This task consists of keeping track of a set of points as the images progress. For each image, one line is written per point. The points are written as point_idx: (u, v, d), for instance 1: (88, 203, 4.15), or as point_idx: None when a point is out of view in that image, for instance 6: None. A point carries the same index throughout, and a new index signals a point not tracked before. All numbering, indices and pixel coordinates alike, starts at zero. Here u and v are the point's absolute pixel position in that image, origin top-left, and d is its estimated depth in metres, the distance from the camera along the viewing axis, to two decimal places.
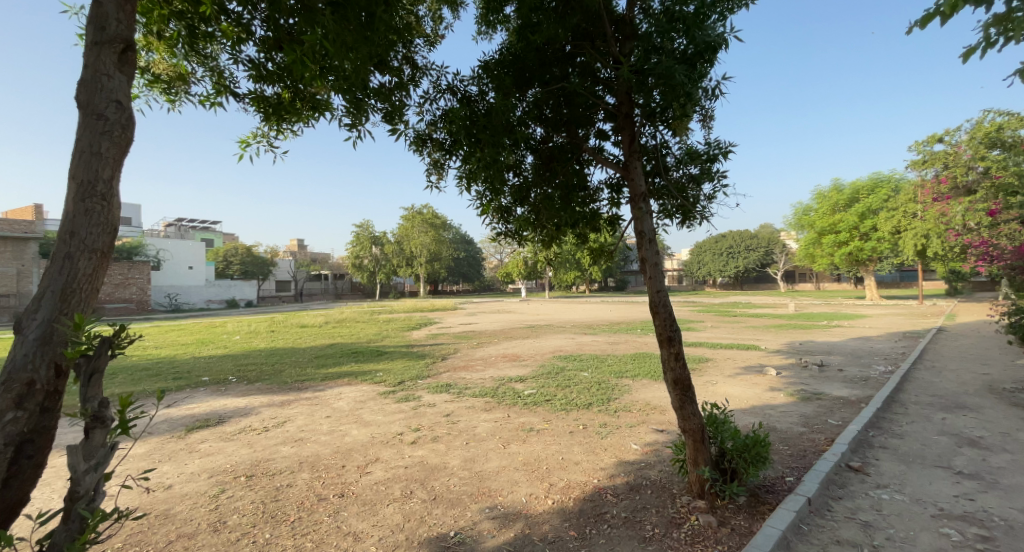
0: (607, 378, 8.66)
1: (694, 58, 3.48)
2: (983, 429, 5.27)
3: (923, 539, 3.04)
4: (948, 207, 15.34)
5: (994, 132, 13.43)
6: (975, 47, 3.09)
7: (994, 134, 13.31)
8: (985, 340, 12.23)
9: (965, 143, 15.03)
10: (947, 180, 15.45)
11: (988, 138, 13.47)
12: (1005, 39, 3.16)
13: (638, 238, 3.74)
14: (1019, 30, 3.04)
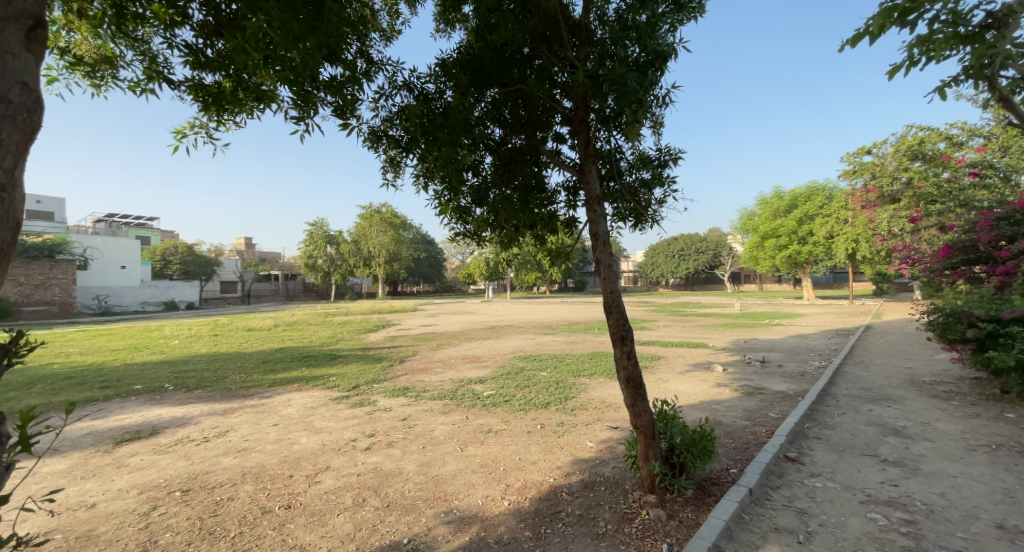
0: (565, 378, 8.78)
1: (646, 66, 3.59)
2: (904, 420, 5.76)
3: (852, 524, 3.27)
4: (875, 215, 16.66)
5: (917, 145, 14.66)
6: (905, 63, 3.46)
7: (916, 147, 14.53)
8: (907, 337, 13.38)
9: (891, 155, 16.33)
10: (874, 189, 16.77)
11: (911, 151, 14.68)
12: (927, 59, 3.56)
13: (593, 239, 3.81)
14: (937, 51, 3.45)
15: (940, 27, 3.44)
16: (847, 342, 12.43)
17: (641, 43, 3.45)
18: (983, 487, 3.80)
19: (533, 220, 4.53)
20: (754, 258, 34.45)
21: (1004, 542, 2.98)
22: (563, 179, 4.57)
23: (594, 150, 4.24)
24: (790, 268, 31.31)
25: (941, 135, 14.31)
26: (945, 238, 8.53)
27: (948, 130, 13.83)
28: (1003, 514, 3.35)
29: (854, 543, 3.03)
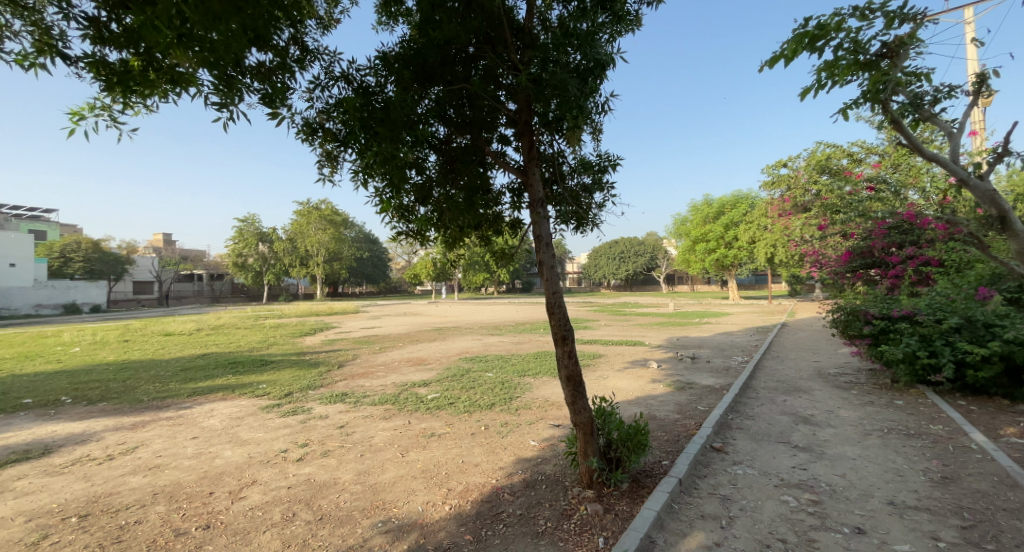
0: (509, 378, 8.82)
1: (586, 74, 3.66)
2: (813, 408, 6.36)
3: (768, 507, 3.55)
4: (790, 222, 18.27)
5: (824, 160, 16.26)
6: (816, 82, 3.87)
7: (824, 162, 16.11)
8: (816, 333, 14.81)
9: (803, 168, 17.98)
10: (790, 198, 18.37)
11: (819, 165, 16.26)
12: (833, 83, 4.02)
13: (536, 241, 3.85)
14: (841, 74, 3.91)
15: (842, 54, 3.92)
16: (767, 339, 13.52)
17: (581, 50, 3.53)
18: (876, 467, 4.28)
19: (478, 221, 4.50)
20: (686, 263, 36.40)
21: (892, 516, 3.36)
22: (508, 181, 4.59)
23: (538, 153, 4.29)
24: (718, 271, 33.57)
25: (845, 152, 15.96)
26: (847, 244, 9.52)
27: (850, 148, 15.46)
28: (891, 490, 3.78)
29: (769, 524, 3.29)
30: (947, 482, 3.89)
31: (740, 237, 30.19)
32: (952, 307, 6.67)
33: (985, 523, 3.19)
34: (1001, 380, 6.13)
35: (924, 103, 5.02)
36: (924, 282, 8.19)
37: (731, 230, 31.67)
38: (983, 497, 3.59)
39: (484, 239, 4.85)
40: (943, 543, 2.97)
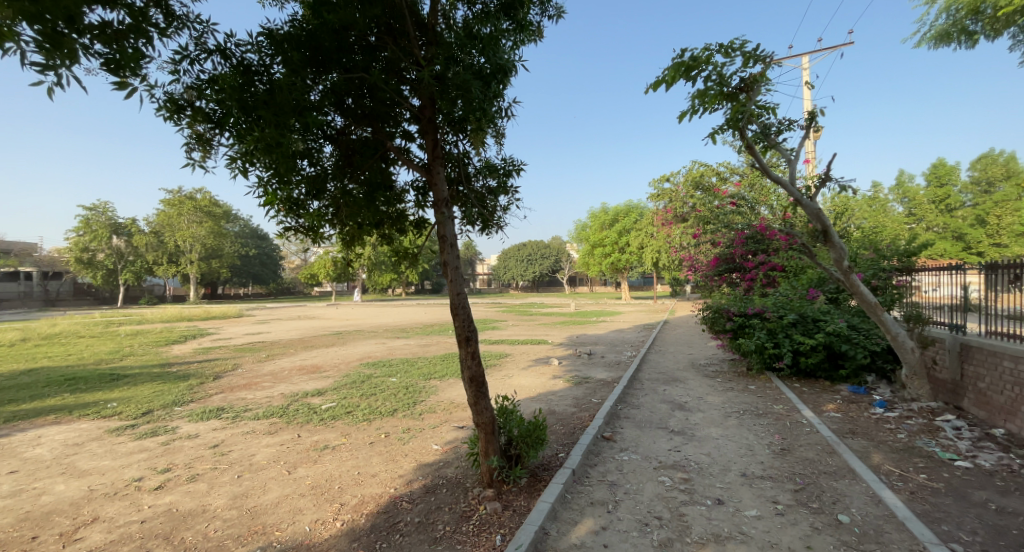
0: (413, 382, 8.58)
1: (490, 77, 3.66)
2: (688, 396, 7.15)
3: (648, 488, 3.90)
4: (672, 230, 20.33)
5: (698, 177, 18.38)
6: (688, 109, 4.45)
7: (698, 179, 18.22)
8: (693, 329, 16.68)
9: (682, 183, 20.14)
10: (672, 209, 20.42)
11: (695, 181, 18.35)
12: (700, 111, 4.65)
13: (440, 241, 3.79)
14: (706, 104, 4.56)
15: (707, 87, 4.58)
16: (653, 335, 14.88)
17: (485, 53, 3.56)
18: (734, 444, 4.94)
19: (379, 219, 4.29)
20: (585, 264, 38.64)
21: (744, 486, 3.91)
22: (411, 179, 4.46)
23: (441, 151, 4.24)
24: (613, 273, 36.20)
25: (715, 170, 18.17)
26: (715, 251, 10.84)
27: (719, 167, 17.65)
28: (745, 464, 4.40)
29: (649, 504, 3.61)
30: (785, 453, 4.62)
31: (632, 243, 32.89)
32: (791, 306, 7.97)
33: (810, 485, 3.86)
34: (824, 365, 7.47)
35: (772, 133, 5.94)
36: (770, 284, 9.63)
37: (624, 236, 34.34)
38: (811, 463, 4.34)
39: (386, 238, 4.65)
40: (781, 506, 3.53)
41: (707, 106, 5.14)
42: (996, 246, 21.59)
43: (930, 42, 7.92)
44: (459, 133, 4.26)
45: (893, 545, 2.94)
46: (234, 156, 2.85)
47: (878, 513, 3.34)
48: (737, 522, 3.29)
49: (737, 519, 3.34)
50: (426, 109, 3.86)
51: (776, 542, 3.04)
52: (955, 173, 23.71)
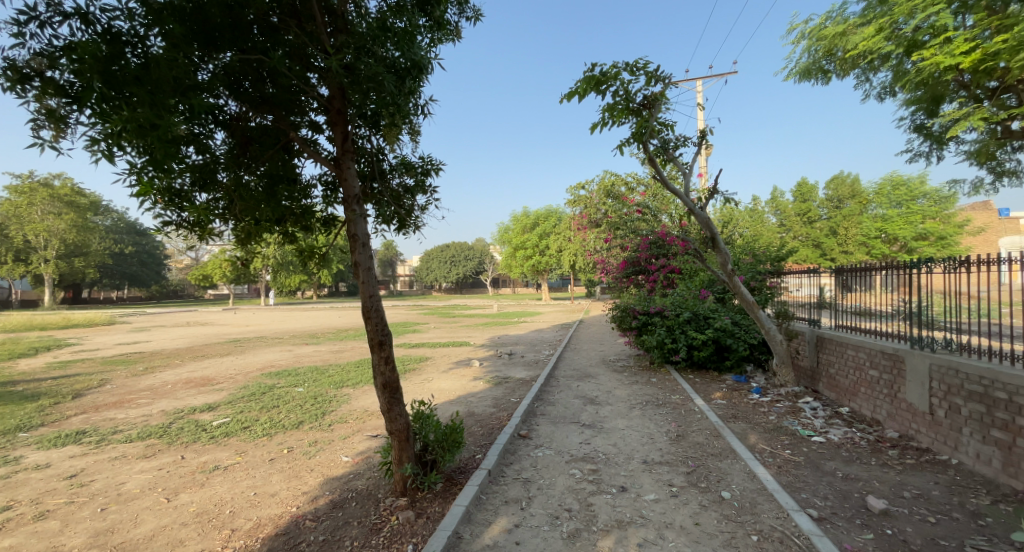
0: (323, 391, 8.03)
1: (404, 73, 3.53)
2: (598, 391, 7.53)
3: (559, 482, 4.04)
4: (587, 235, 21.32)
5: (610, 186, 19.49)
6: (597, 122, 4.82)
7: (610, 188, 19.32)
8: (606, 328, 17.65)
9: (595, 191, 21.24)
10: (587, 215, 21.43)
11: (606, 190, 19.44)
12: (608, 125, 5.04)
13: (351, 240, 3.58)
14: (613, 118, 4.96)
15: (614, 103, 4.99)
16: (569, 334, 15.48)
17: (399, 46, 3.44)
18: (637, 434, 5.31)
19: (281, 214, 3.96)
20: (508, 266, 39.19)
21: (645, 472, 4.21)
22: (319, 173, 4.19)
23: (353, 146, 4.03)
24: (533, 275, 37.13)
25: (625, 180, 19.42)
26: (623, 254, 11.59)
27: (628, 177, 18.90)
28: (646, 451, 4.74)
29: (560, 497, 3.74)
30: (680, 439, 5.06)
31: (550, 246, 33.97)
32: (686, 305, 8.77)
33: (700, 467, 4.27)
34: (714, 357, 8.32)
35: (670, 148, 6.50)
36: (670, 285, 10.51)
37: (544, 240, 35.38)
38: (701, 446, 4.80)
39: (290, 236, 4.31)
40: (675, 488, 3.85)
41: (615, 120, 5.62)
42: (846, 254, 25.71)
43: (795, 76, 9.21)
44: (373, 128, 4.09)
45: (764, 513, 3.36)
46: (97, 138, 2.44)
47: (753, 487, 3.79)
48: (638, 507, 3.53)
49: (638, 504, 3.59)
50: (336, 100, 3.64)
51: (671, 521, 3.31)
52: (815, 192, 27.77)
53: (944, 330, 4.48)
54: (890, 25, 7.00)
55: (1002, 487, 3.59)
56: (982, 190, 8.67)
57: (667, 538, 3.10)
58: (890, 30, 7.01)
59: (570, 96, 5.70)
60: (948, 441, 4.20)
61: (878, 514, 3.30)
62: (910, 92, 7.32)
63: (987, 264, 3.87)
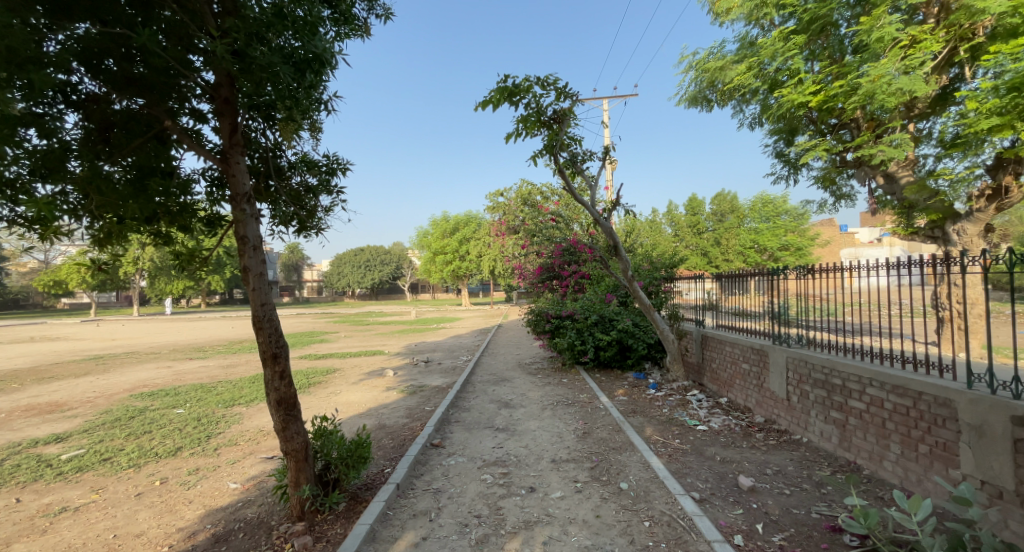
0: (209, 411, 7.15)
1: (304, 65, 3.29)
2: (513, 394, 7.64)
3: (470, 488, 4.02)
4: (506, 241, 21.51)
5: (527, 195, 20.00)
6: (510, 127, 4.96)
7: (527, 196, 19.82)
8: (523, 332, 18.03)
9: (513, 199, 21.63)
10: (506, 222, 21.61)
11: (524, 198, 19.92)
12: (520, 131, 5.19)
13: (239, 242, 3.25)
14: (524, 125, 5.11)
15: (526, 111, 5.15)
16: (486, 339, 15.53)
17: (298, 35, 3.17)
18: (547, 434, 5.47)
19: (152, 212, 3.48)
20: (427, 272, 38.26)
21: (553, 471, 4.35)
22: (203, 168, 3.75)
23: (244, 139, 3.68)
24: (452, 280, 36.76)
25: (541, 189, 19.95)
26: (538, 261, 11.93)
27: (544, 186, 19.44)
28: (555, 450, 4.90)
29: (469, 504, 3.72)
30: (586, 436, 5.31)
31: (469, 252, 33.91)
32: (594, 308, 9.19)
33: (602, 462, 4.52)
34: (618, 357, 8.91)
35: (578, 161, 6.86)
36: (580, 290, 11.00)
37: (464, 245, 35.15)
38: (604, 442, 5.08)
39: (164, 236, 3.80)
40: (579, 483, 4.03)
41: (528, 132, 5.83)
42: (728, 263, 28.46)
43: (686, 103, 10.21)
44: (268, 120, 3.75)
45: (656, 500, 3.64)
46: None
47: (647, 477, 4.10)
48: (545, 506, 3.64)
49: (544, 503, 3.69)
50: (223, 88, 3.29)
51: (574, 517, 3.46)
52: (703, 206, 30.57)
53: (799, 328, 5.24)
54: (758, 64, 8.09)
55: (839, 458, 4.27)
56: (826, 209, 10.30)
57: (570, 533, 3.22)
58: (758, 69, 8.09)
59: (484, 105, 5.79)
60: (800, 422, 4.91)
61: (747, 491, 3.76)
62: (774, 123, 8.51)
63: (829, 271, 4.59)
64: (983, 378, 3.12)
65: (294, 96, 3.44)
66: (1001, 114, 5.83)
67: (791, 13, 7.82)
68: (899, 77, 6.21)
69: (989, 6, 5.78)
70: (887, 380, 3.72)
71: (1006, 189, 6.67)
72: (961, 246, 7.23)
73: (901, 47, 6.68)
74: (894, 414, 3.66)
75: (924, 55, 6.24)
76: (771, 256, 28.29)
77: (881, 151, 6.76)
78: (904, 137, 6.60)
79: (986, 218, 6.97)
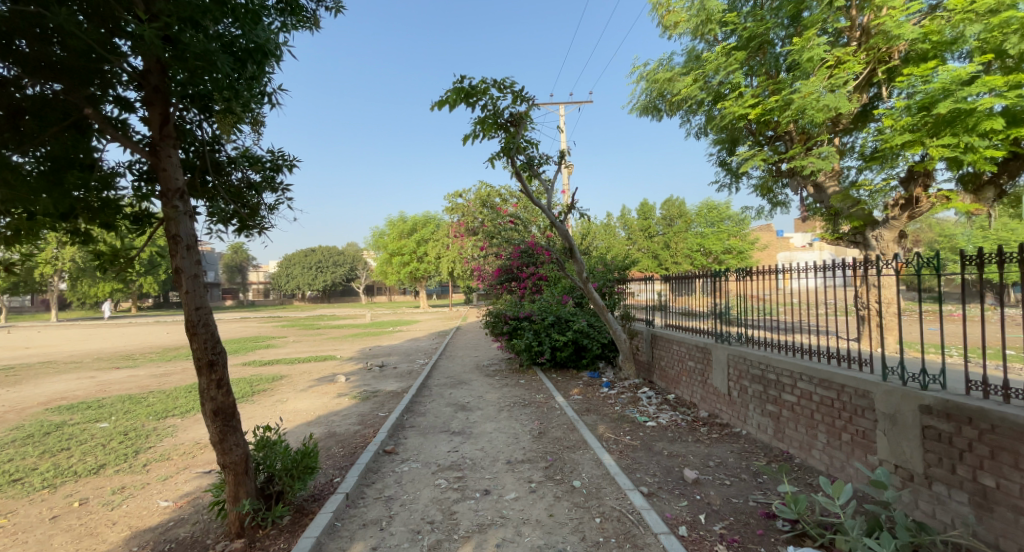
0: (139, 424, 6.60)
1: (244, 54, 3.10)
2: (469, 397, 7.58)
3: (424, 494, 3.94)
4: (465, 243, 21.30)
5: (485, 197, 19.96)
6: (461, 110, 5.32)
7: (485, 198, 19.79)
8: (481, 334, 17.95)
9: (471, 200, 21.51)
10: (464, 223, 21.39)
11: (482, 200, 19.86)
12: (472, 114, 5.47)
13: (170, 242, 3.02)
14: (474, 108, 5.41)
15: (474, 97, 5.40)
16: (444, 342, 15.35)
17: (239, 23, 2.98)
18: (503, 436, 5.47)
19: (70, 208, 3.16)
20: (383, 273, 37.37)
21: (508, 472, 4.35)
22: (129, 161, 3.46)
23: (177, 131, 3.42)
24: (409, 282, 36.06)
25: (499, 191, 19.96)
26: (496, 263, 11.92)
27: (502, 189, 19.44)
28: (510, 452, 4.90)
29: (422, 511, 3.65)
30: (541, 436, 5.36)
31: (427, 253, 33.40)
32: (551, 309, 9.26)
33: (557, 461, 4.57)
34: (574, 357, 9.07)
35: (535, 164, 6.92)
36: (537, 292, 11.06)
37: (421, 246, 34.57)
38: (559, 441, 5.15)
39: (83, 234, 3.45)
40: (534, 483, 4.05)
41: (485, 133, 5.82)
42: (677, 265, 29.64)
43: (637, 112, 10.51)
44: (204, 111, 3.52)
45: (607, 496, 3.72)
46: None
47: (599, 474, 4.19)
48: (499, 508, 3.63)
49: (498, 505, 3.68)
50: (152, 76, 3.05)
51: (528, 517, 3.47)
52: (654, 211, 31.67)
53: (739, 327, 5.55)
54: (703, 77, 8.51)
55: (774, 449, 4.55)
56: (763, 216, 10.98)
57: (524, 533, 3.23)
58: (703, 81, 8.51)
59: (440, 105, 5.73)
60: (740, 416, 5.19)
61: (692, 483, 3.92)
62: (718, 133, 8.98)
63: (766, 273, 4.87)
64: (897, 371, 3.41)
65: (233, 88, 3.25)
66: (912, 131, 6.44)
67: (733, 29, 8.29)
68: (827, 94, 6.71)
69: (902, 32, 6.37)
70: (815, 374, 4.00)
71: (916, 200, 7.38)
72: (879, 251, 7.93)
73: (828, 67, 7.25)
74: (821, 406, 3.94)
75: (848, 75, 6.80)
76: (717, 260, 29.84)
77: (811, 162, 7.29)
78: (831, 150, 7.15)
79: (899, 226, 7.68)
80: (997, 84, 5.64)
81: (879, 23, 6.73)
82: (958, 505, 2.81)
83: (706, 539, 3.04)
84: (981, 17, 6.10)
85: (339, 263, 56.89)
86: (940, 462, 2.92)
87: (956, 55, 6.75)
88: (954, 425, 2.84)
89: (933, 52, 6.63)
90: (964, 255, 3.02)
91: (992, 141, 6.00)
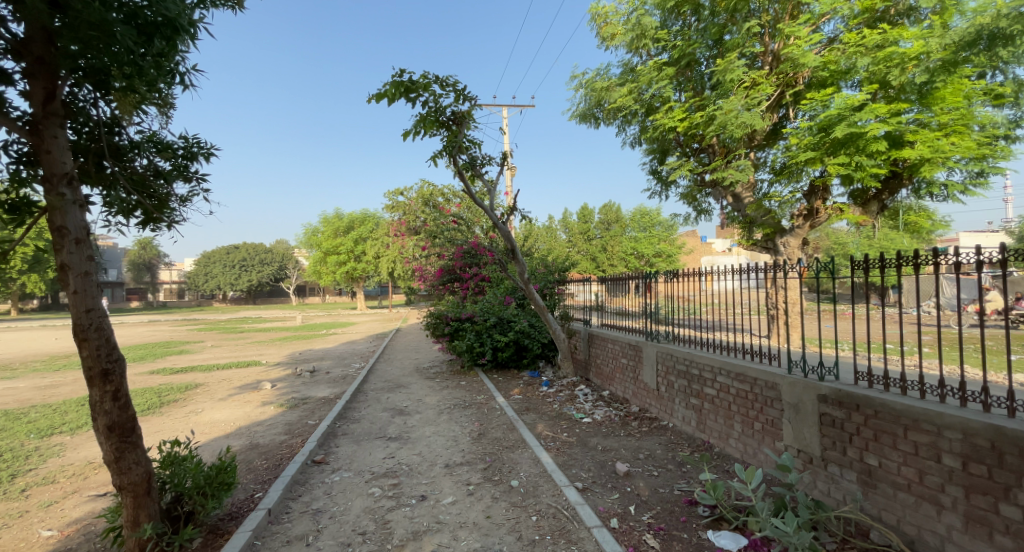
0: (17, 443, 5.73)
1: (150, 31, 2.72)
2: (407, 400, 7.38)
3: (355, 505, 3.76)
4: (405, 243, 20.69)
5: (428, 196, 19.52)
6: (399, 94, 5.41)
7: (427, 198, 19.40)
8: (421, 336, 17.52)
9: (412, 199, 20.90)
10: (405, 223, 20.71)
11: (423, 199, 19.44)
12: (410, 93, 5.51)
13: (54, 234, 2.64)
14: (411, 89, 5.44)
15: (406, 79, 5.42)
16: (382, 344, 14.87)
17: None
18: (442, 439, 5.38)
19: None
20: (315, 274, 35.42)
21: (445, 476, 4.28)
22: (4, 140, 2.96)
23: (66, 109, 2.99)
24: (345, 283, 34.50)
25: (441, 191, 19.58)
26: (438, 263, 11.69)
27: (444, 189, 19.11)
28: (448, 456, 4.81)
29: (353, 522, 3.48)
30: (481, 437, 5.34)
31: (365, 253, 32.09)
32: (493, 309, 9.25)
33: (495, 461, 4.57)
34: (514, 357, 9.13)
35: (477, 165, 6.89)
36: (479, 293, 10.85)
37: (359, 245, 33.16)
38: (498, 441, 5.15)
39: None
40: (472, 486, 4.02)
41: (426, 131, 5.73)
42: (612, 268, 31.24)
43: (577, 118, 10.66)
44: (100, 88, 3.12)
45: (543, 494, 3.78)
46: None
47: (536, 472, 4.24)
48: (435, 513, 3.56)
49: (434, 510, 3.61)
50: (35, 44, 2.66)
51: (465, 521, 3.43)
52: (592, 215, 32.75)
53: (668, 325, 5.83)
54: (636, 89, 8.88)
55: (696, 439, 4.87)
56: (689, 222, 11.71)
57: (459, 537, 3.19)
58: (637, 93, 8.91)
59: (378, 98, 5.57)
60: (667, 410, 5.49)
61: (622, 476, 4.08)
62: (649, 142, 9.48)
63: (690, 275, 5.11)
64: (800, 364, 3.74)
65: (135, 65, 2.85)
66: (813, 149, 7.20)
67: (666, 46, 8.72)
68: (744, 112, 7.27)
69: (806, 60, 7.10)
70: (733, 369, 4.31)
71: (816, 211, 8.27)
72: (786, 256, 8.77)
73: (745, 87, 7.90)
74: (737, 398, 4.27)
75: (761, 96, 7.45)
76: (649, 263, 31.41)
77: (731, 174, 7.86)
78: (748, 163, 7.76)
79: (802, 234, 8.56)
80: (883, 112, 6.41)
81: (787, 50, 7.42)
82: (848, 484, 3.15)
83: (634, 529, 3.17)
84: (870, 51, 6.93)
85: (266, 263, 53.01)
86: (834, 445, 3.25)
87: (850, 84, 7.62)
88: (845, 412, 3.18)
89: (831, 79, 7.45)
90: (855, 260, 3.34)
91: (877, 161, 6.84)
